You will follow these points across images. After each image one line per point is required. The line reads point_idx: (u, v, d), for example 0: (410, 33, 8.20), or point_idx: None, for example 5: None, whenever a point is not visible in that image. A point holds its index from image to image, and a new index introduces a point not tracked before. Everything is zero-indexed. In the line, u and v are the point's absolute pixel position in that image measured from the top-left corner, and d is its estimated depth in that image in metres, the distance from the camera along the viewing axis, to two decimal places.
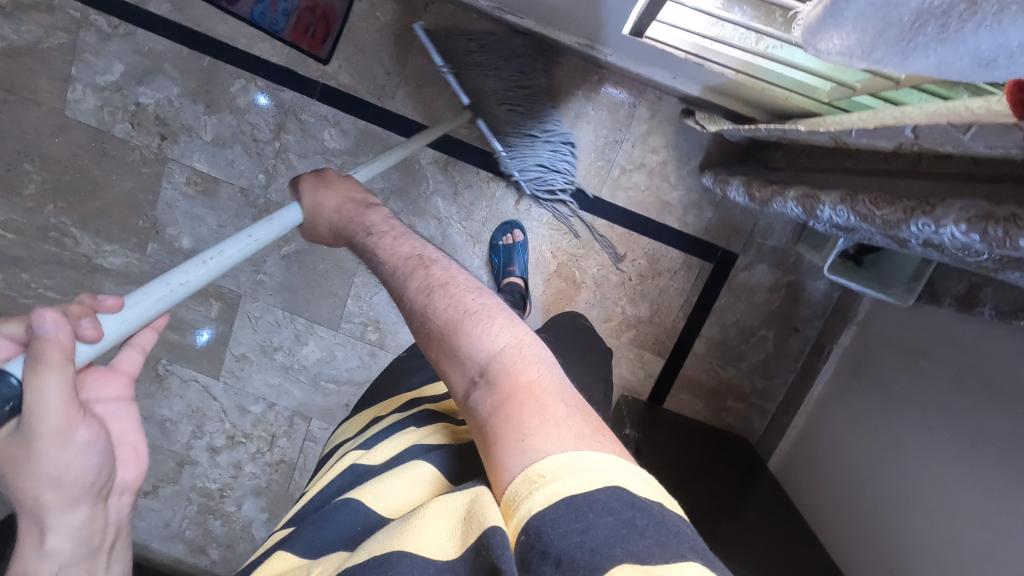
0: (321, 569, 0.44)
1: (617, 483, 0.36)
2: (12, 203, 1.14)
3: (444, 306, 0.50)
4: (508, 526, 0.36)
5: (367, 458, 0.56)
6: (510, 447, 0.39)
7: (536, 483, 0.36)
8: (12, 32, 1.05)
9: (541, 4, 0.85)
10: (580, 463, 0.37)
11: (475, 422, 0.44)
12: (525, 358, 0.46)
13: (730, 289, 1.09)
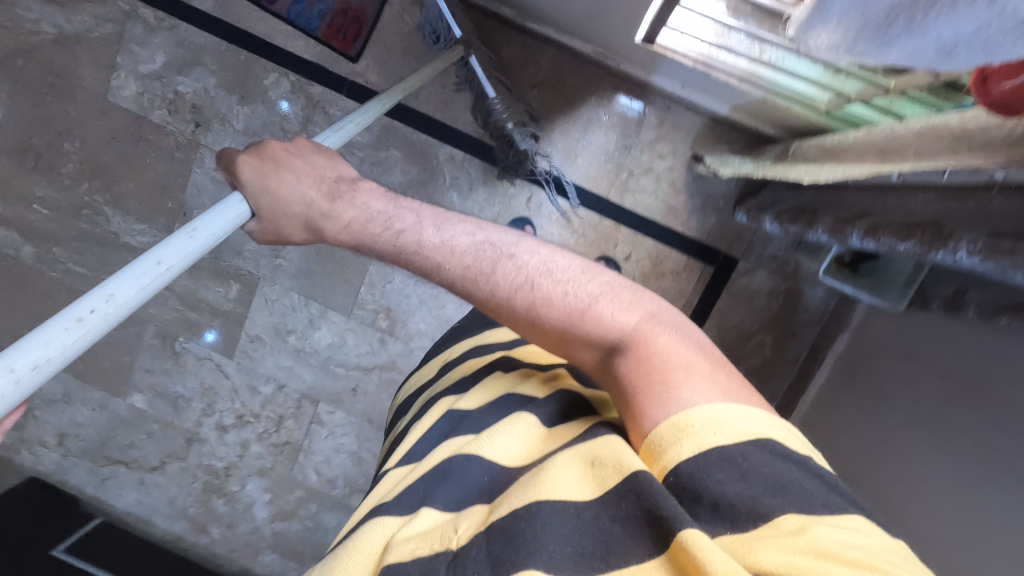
0: (468, 521, 0.50)
1: (761, 433, 0.46)
2: (51, 180, 1.20)
3: (561, 294, 0.58)
4: (664, 466, 0.48)
5: (462, 404, 0.64)
6: (657, 405, 0.50)
7: (687, 433, 0.47)
8: (66, 22, 1.13)
9: (558, 9, 0.92)
10: (725, 416, 0.47)
11: (624, 384, 0.54)
12: (656, 330, 0.55)
13: (731, 292, 1.13)
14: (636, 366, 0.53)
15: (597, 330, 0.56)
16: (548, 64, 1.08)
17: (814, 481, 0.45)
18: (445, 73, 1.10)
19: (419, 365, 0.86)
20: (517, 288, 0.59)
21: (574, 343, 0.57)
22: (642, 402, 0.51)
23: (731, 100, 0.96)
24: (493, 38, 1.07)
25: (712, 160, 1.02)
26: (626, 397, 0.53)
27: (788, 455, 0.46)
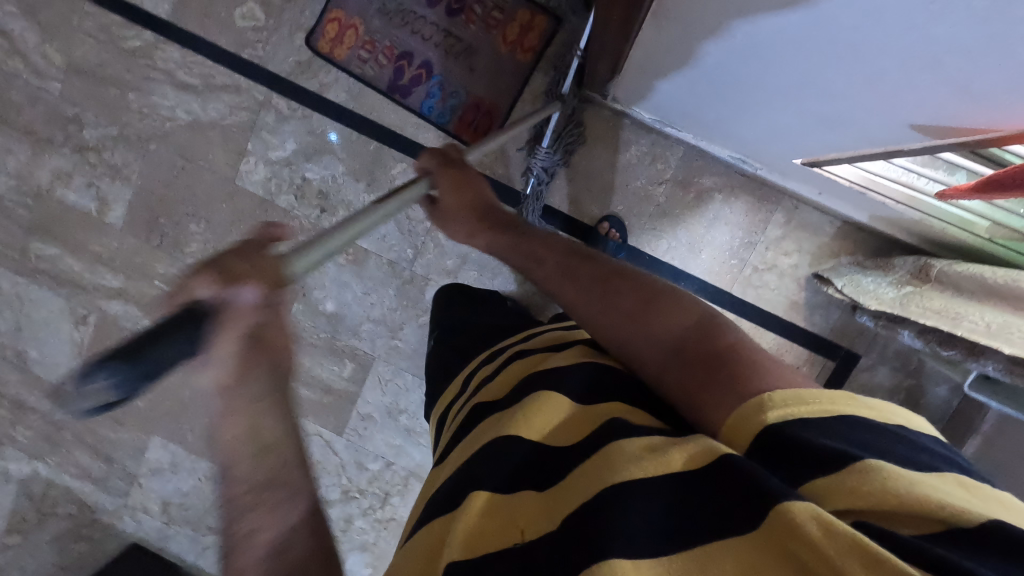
0: (524, 513, 0.44)
1: (846, 411, 0.42)
2: (174, 258, 1.23)
3: (637, 291, 0.61)
4: (747, 434, 0.43)
5: (490, 398, 0.62)
6: (737, 387, 0.47)
7: (771, 404, 0.43)
8: (201, 109, 1.16)
9: (710, 125, 0.93)
10: (803, 389, 0.43)
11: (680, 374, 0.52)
12: (720, 332, 0.53)
13: (851, 388, 1.12)
14: (703, 355, 0.52)
15: (666, 323, 0.57)
16: (676, 163, 1.09)
17: (904, 443, 0.40)
18: (573, 166, 1.11)
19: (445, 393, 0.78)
20: (598, 286, 0.64)
21: (645, 338, 0.57)
22: (719, 383, 0.48)
23: (872, 210, 0.97)
24: (622, 136, 1.09)
25: (833, 274, 1.03)
26: (696, 386, 0.50)
27: (863, 421, 0.41)
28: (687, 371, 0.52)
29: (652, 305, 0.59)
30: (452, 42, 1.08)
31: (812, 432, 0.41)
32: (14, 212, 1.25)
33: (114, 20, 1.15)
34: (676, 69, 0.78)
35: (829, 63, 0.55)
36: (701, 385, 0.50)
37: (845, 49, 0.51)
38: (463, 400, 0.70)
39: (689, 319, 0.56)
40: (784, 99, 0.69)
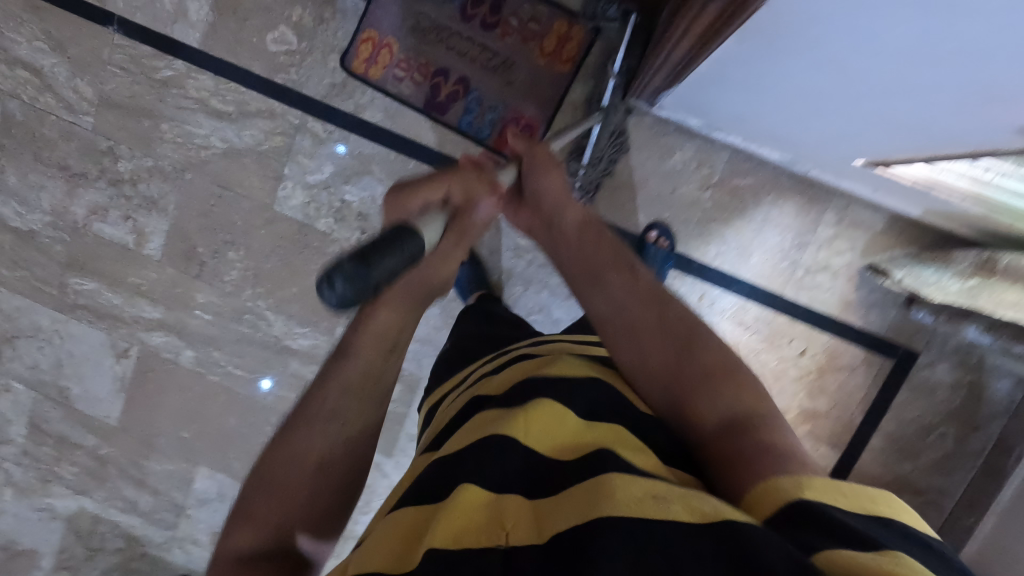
0: (505, 518, 0.43)
1: (874, 510, 0.42)
2: (214, 287, 1.22)
3: (701, 357, 0.61)
4: (773, 499, 0.43)
5: (493, 389, 0.61)
6: (768, 464, 0.49)
7: (810, 487, 0.43)
8: (236, 136, 1.15)
9: (763, 131, 0.91)
10: (852, 486, 0.44)
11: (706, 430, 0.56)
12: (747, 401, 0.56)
13: (911, 386, 1.11)
14: (732, 427, 0.55)
15: (717, 395, 0.57)
16: (722, 167, 1.07)
17: (932, 555, 0.39)
18: (618, 174, 1.09)
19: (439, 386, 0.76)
20: (656, 329, 0.64)
21: (693, 403, 0.58)
22: (758, 463, 0.49)
23: (927, 205, 0.94)
24: (666, 143, 1.08)
25: (891, 266, 1.00)
26: (731, 461, 0.52)
27: (891, 521, 0.41)
28: (725, 444, 0.54)
29: (709, 372, 0.59)
30: (488, 57, 1.07)
31: (839, 514, 0.40)
32: (51, 249, 1.24)
33: (144, 51, 1.14)
34: (734, 83, 0.76)
35: (908, 74, 0.54)
36: (736, 460, 0.51)
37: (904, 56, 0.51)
38: (464, 384, 0.69)
39: (746, 400, 0.57)
40: (859, 109, 0.65)
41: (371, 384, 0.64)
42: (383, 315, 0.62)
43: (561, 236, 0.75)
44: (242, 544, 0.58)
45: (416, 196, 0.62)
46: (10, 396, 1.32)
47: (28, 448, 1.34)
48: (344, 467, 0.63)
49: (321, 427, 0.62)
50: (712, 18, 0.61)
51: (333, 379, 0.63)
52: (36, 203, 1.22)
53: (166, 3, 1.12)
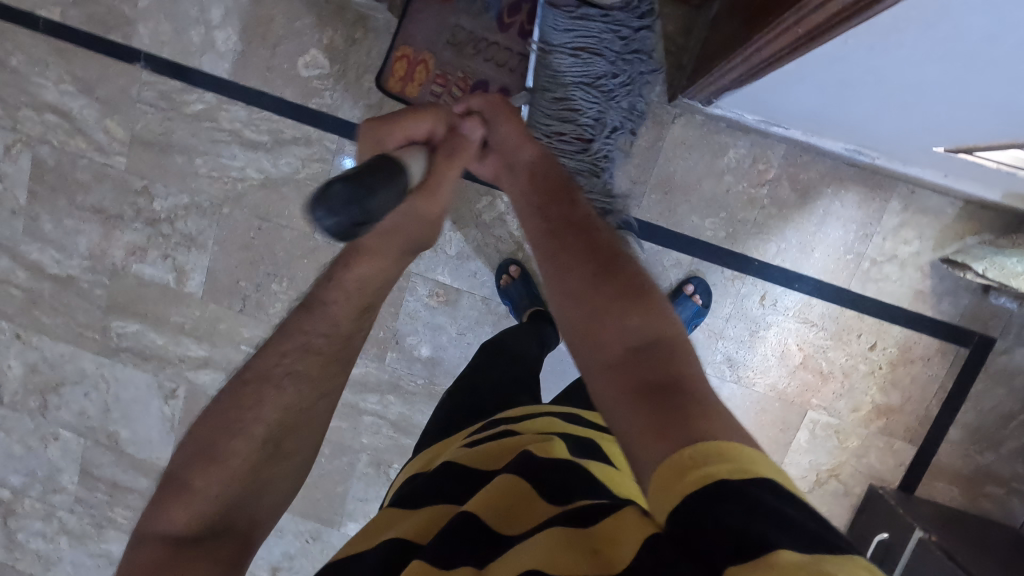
0: None
1: (775, 499, 0.38)
2: (259, 320, 1.19)
3: (619, 288, 0.58)
4: (670, 489, 0.41)
5: (466, 453, 0.60)
6: (671, 417, 0.45)
7: (720, 459, 0.40)
8: (272, 165, 1.13)
9: (828, 125, 0.88)
10: (733, 447, 0.41)
11: (623, 361, 0.53)
12: (669, 352, 0.53)
13: (989, 374, 1.07)
14: (650, 372, 0.51)
15: (622, 322, 0.55)
16: (778, 162, 1.04)
17: (837, 557, 0.35)
18: (669, 177, 1.06)
19: (433, 441, 0.73)
20: (575, 249, 0.63)
21: (599, 328, 0.56)
22: (653, 409, 0.47)
23: (1007, 186, 0.90)
24: (718, 141, 1.04)
25: (967, 258, 0.96)
26: (626, 396, 0.50)
27: (779, 506, 0.37)
28: (620, 372, 0.52)
29: (622, 297, 0.57)
30: (528, 65, 1.03)
31: (724, 505, 0.38)
32: (92, 293, 1.22)
33: (173, 86, 1.12)
34: (804, 82, 0.74)
35: (990, 72, 0.53)
36: (632, 395, 0.50)
37: (973, 53, 0.51)
38: (444, 446, 0.68)
39: (653, 322, 0.55)
40: (961, 102, 0.62)
41: (332, 351, 0.66)
42: (363, 268, 0.65)
43: (520, 170, 0.73)
44: (176, 520, 0.55)
45: (400, 126, 0.64)
46: (60, 444, 1.30)
47: (80, 495, 1.32)
48: (310, 445, 0.65)
49: (272, 395, 0.62)
50: (824, 15, 0.57)
51: (291, 342, 0.64)
52: (73, 248, 1.20)
53: (193, 35, 1.10)
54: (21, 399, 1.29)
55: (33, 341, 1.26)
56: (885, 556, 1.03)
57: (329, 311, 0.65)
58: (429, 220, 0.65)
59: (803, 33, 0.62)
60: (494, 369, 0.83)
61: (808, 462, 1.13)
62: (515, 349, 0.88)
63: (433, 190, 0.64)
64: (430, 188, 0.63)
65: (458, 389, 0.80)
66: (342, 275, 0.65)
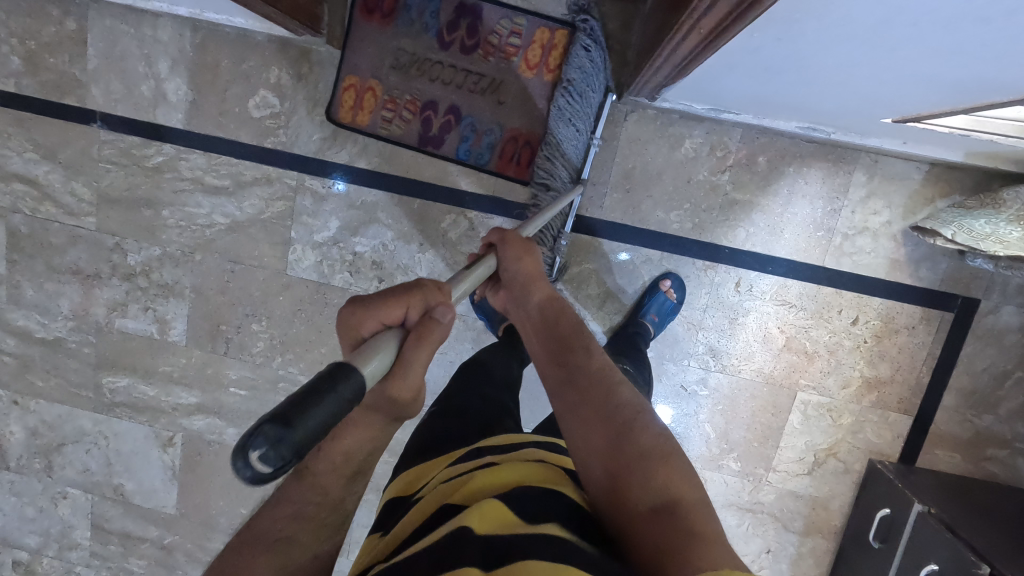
0: None
1: None
2: (244, 361, 1.21)
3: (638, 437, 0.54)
4: None
5: (456, 475, 0.56)
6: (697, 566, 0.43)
7: None
8: (237, 209, 1.14)
9: (777, 107, 0.87)
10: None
11: (647, 518, 0.49)
12: (694, 509, 0.49)
13: (978, 335, 1.05)
14: (675, 529, 0.47)
15: (647, 476, 0.51)
16: (736, 146, 1.02)
17: None
18: (629, 174, 1.05)
19: (411, 464, 0.67)
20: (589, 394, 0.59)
21: (619, 488, 0.51)
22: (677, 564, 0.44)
23: (968, 147, 0.88)
24: (674, 132, 1.03)
25: (936, 224, 0.94)
26: (651, 549, 0.47)
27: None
28: (645, 537, 0.48)
29: (643, 449, 0.53)
30: (474, 80, 1.03)
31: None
32: (80, 352, 1.24)
33: (133, 142, 1.13)
34: (737, 73, 0.73)
35: (893, 45, 0.51)
36: (659, 559, 0.46)
37: (869, 31, 0.49)
38: (428, 466, 0.65)
39: (675, 479, 0.51)
40: (884, 76, 0.61)
41: (323, 517, 0.49)
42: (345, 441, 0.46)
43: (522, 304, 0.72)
44: None
45: (370, 315, 0.43)
46: (69, 502, 1.33)
47: (94, 550, 1.34)
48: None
49: (266, 567, 0.47)
50: (719, 16, 0.55)
51: (285, 504, 0.48)
52: (57, 310, 1.23)
53: (144, 90, 1.11)
54: (27, 462, 1.32)
55: (31, 405, 1.29)
56: (889, 532, 1.01)
57: (317, 483, 0.48)
58: (409, 402, 0.43)
59: (707, 32, 0.60)
60: (471, 395, 0.78)
61: (803, 443, 1.12)
62: (498, 376, 0.85)
63: (402, 382, 0.40)
64: (400, 368, 0.40)
65: (440, 413, 0.75)
66: (318, 452, 0.47)
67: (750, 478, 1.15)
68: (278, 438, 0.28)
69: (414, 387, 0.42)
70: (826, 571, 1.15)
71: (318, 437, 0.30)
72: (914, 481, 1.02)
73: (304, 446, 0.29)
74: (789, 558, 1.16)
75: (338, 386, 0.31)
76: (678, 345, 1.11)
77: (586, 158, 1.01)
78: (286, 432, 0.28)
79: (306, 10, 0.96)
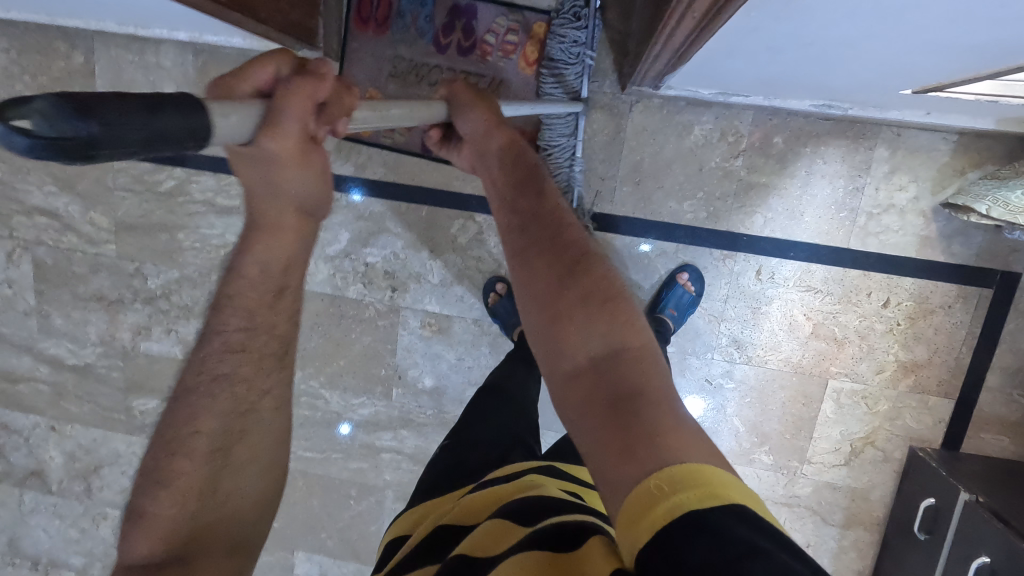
0: None
1: (729, 501, 0.36)
2: None
3: (585, 286, 0.53)
4: (643, 520, 0.36)
5: (453, 510, 0.57)
6: (645, 432, 0.41)
7: (695, 486, 0.37)
8: None
9: (787, 87, 0.83)
10: (696, 469, 0.38)
11: (587, 369, 0.48)
12: (641, 363, 0.47)
13: (1020, 312, 0.99)
14: (618, 388, 0.45)
15: (590, 327, 0.50)
16: (748, 130, 0.98)
17: (784, 551, 0.34)
18: (638, 166, 1.03)
19: (424, 500, 0.67)
20: (543, 249, 0.57)
21: (558, 337, 0.51)
22: (616, 431, 0.42)
23: (998, 114, 0.83)
24: (682, 120, 1.00)
25: (969, 199, 0.88)
26: (588, 404, 0.46)
27: (743, 540, 0.34)
28: (582, 386, 0.47)
29: (587, 297, 0.52)
30: (474, 81, 1.01)
31: (680, 543, 0.34)
32: (109, 376, 1.27)
33: (145, 168, 1.15)
34: (740, 56, 0.71)
35: (899, 15, 0.48)
36: (595, 415, 0.45)
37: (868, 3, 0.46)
38: (435, 504, 0.65)
39: (623, 333, 0.49)
40: (896, 46, 0.57)
41: (262, 345, 0.58)
42: (263, 249, 0.54)
43: (487, 159, 0.69)
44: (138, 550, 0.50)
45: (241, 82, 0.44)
46: (109, 521, 1.36)
47: None
48: (269, 448, 0.59)
49: (219, 404, 0.55)
50: None
51: (210, 343, 0.56)
52: (85, 337, 1.26)
53: None
54: (67, 485, 1.36)
55: (67, 430, 1.32)
56: (935, 523, 0.96)
57: (244, 304, 0.56)
58: (301, 164, 0.45)
59: (699, 15, 0.58)
60: (486, 419, 0.77)
61: (839, 433, 1.08)
62: (513, 395, 0.83)
63: (277, 135, 0.40)
64: (275, 121, 0.39)
65: (458, 440, 0.74)
66: (238, 262, 0.56)
67: (784, 471, 1.11)
68: (61, 108, 0.25)
69: (296, 145, 0.42)
70: (870, 563, 1.11)
71: (120, 136, 0.27)
72: (961, 469, 0.97)
73: (102, 134, 0.26)
74: (830, 551, 1.11)
75: (158, 109, 0.28)
76: (700, 339, 1.08)
77: (579, 83, 0.99)
78: (67, 104, 0.25)
79: (301, 26, 0.96)
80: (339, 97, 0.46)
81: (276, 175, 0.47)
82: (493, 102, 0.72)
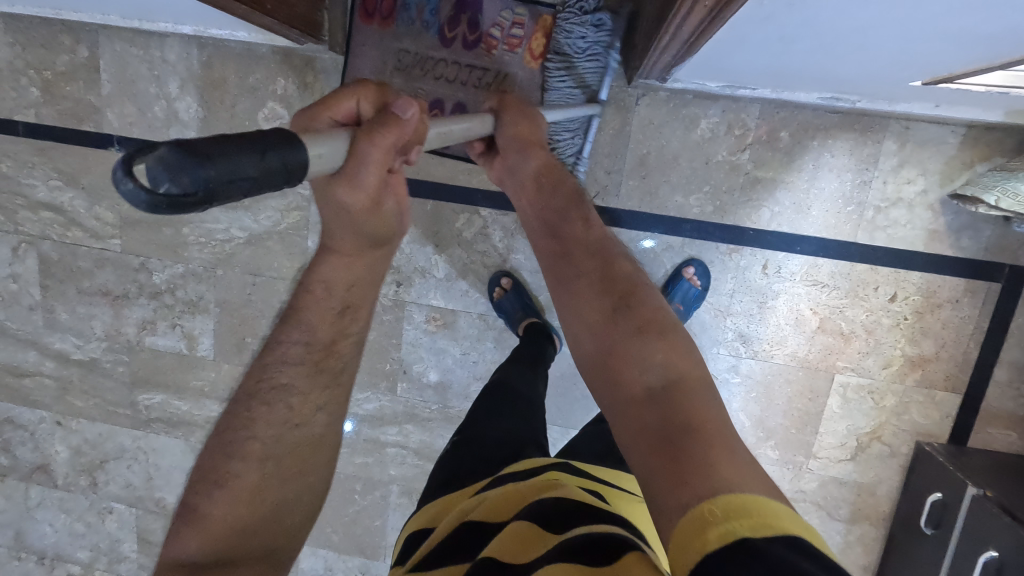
0: None
1: (781, 531, 0.36)
2: None
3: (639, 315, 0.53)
4: (693, 544, 0.36)
5: (470, 510, 0.57)
6: (702, 464, 0.41)
7: (747, 514, 0.36)
8: (253, 222, 1.15)
9: (795, 78, 0.82)
10: (748, 500, 0.37)
11: (642, 397, 0.47)
12: (697, 396, 0.46)
13: None
14: (675, 418, 0.45)
15: (646, 356, 0.49)
16: (755, 123, 0.98)
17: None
18: (644, 159, 1.02)
19: (437, 494, 0.67)
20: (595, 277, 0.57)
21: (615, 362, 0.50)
22: (667, 456, 0.42)
23: (1008, 105, 0.82)
24: (688, 113, 0.99)
25: (977, 190, 0.88)
26: (643, 433, 0.45)
27: (798, 565, 0.33)
28: (636, 413, 0.47)
29: (642, 325, 0.52)
30: (478, 75, 1.01)
31: (734, 569, 0.34)
32: (114, 371, 1.28)
33: None
34: (749, 47, 0.70)
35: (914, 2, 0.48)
36: (644, 441, 0.45)
37: None
38: (449, 498, 0.65)
39: (679, 363, 0.49)
40: (909, 35, 0.57)
41: (322, 360, 0.59)
42: (329, 269, 0.57)
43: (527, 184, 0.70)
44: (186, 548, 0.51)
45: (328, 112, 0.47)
46: (115, 516, 1.37)
47: (143, 562, 1.38)
48: (324, 459, 0.59)
49: (275, 412, 0.57)
50: None
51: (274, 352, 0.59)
52: (90, 332, 1.26)
53: (157, 111, 1.13)
54: (73, 480, 1.36)
55: (73, 425, 1.33)
56: (942, 517, 0.96)
57: (307, 318, 0.58)
58: (373, 204, 0.48)
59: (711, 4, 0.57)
60: (495, 416, 0.77)
61: (845, 428, 1.07)
62: (519, 391, 0.83)
63: (352, 179, 0.42)
64: (353, 172, 0.42)
65: (467, 436, 0.74)
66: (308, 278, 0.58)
67: (789, 466, 1.10)
68: (182, 158, 0.28)
69: (371, 187, 0.44)
70: (876, 559, 1.11)
71: (231, 177, 0.30)
72: (968, 464, 0.97)
73: (214, 178, 0.29)
74: (835, 546, 1.11)
75: (263, 149, 0.32)
76: (705, 333, 1.07)
77: (600, 84, 0.98)
78: (188, 155, 0.28)
79: (306, 19, 0.95)
80: (418, 124, 0.46)
81: (348, 212, 0.49)
82: (537, 120, 0.72)
